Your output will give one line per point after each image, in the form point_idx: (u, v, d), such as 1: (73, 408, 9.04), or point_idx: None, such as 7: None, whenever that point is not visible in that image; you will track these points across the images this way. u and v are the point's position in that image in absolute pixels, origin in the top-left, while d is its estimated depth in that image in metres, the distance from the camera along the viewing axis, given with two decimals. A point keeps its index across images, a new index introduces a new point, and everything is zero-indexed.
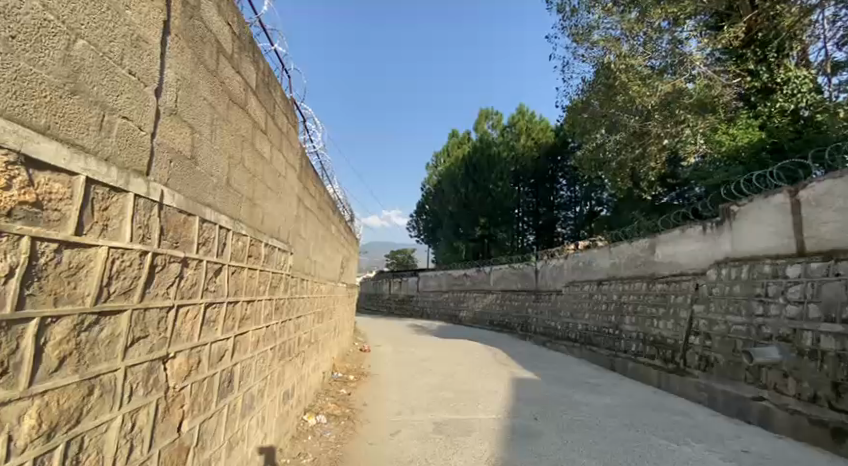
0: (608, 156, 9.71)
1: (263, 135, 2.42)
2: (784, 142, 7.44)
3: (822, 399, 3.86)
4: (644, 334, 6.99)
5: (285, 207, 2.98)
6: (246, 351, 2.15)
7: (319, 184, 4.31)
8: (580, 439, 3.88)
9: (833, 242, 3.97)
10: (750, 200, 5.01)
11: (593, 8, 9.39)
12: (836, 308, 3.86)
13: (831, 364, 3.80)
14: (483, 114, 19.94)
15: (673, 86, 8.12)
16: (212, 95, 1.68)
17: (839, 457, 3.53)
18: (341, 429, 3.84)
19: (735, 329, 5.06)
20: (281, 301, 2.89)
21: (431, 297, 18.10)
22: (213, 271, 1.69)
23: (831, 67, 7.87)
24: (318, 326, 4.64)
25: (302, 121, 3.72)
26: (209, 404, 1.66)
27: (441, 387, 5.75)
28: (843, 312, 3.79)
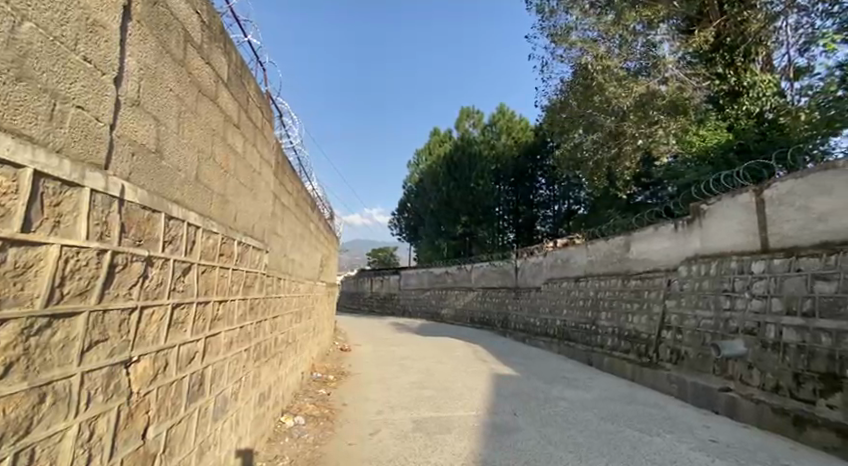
0: (585, 155, 9.85)
1: (236, 129, 2.34)
2: (751, 143, 7.71)
3: (784, 388, 4.01)
4: (619, 329, 7.13)
5: (261, 204, 2.90)
6: (217, 353, 2.07)
7: (296, 180, 4.23)
8: (557, 434, 3.91)
9: (795, 239, 4.12)
10: (718, 199, 5.15)
11: (571, 9, 9.57)
12: (797, 302, 4.01)
13: (793, 355, 3.95)
14: (465, 113, 20.06)
15: (647, 88, 8.37)
16: (179, 85, 1.60)
17: (799, 444, 3.67)
18: (318, 431, 3.77)
19: (705, 323, 5.20)
20: (256, 300, 2.82)
21: (412, 295, 18.06)
22: (181, 271, 1.62)
23: (793, 72, 8.09)
24: (295, 326, 4.55)
25: (279, 116, 3.63)
26: (177, 409, 1.59)
27: (421, 384, 5.74)
28: (804, 305, 3.94)
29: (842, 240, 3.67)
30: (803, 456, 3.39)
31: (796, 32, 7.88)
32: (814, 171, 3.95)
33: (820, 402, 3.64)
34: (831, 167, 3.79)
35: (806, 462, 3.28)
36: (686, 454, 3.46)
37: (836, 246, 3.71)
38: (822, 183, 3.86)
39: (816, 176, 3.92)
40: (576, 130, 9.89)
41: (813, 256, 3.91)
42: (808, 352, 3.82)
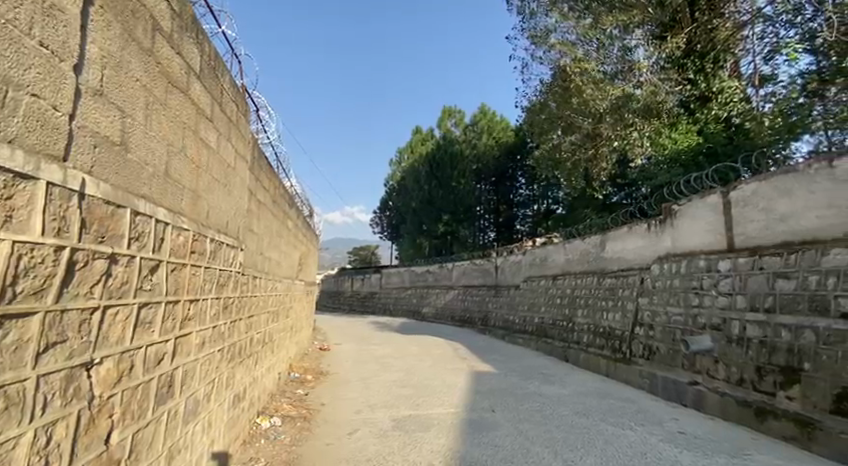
0: (563, 156, 10.00)
1: (208, 123, 2.27)
2: (719, 147, 7.87)
3: (747, 381, 4.15)
4: (595, 326, 7.26)
5: (235, 201, 2.83)
6: (189, 353, 2.01)
7: (273, 177, 4.15)
8: (533, 429, 3.96)
9: (759, 238, 4.28)
10: (688, 200, 5.30)
11: (551, 11, 9.70)
12: (760, 299, 4.15)
13: (756, 349, 4.09)
14: (447, 111, 20.04)
15: (622, 91, 8.55)
16: (147, 75, 1.54)
17: (761, 434, 3.81)
18: (295, 431, 3.71)
19: (675, 320, 5.34)
20: (230, 299, 2.75)
21: (393, 293, 18.01)
22: (149, 268, 1.56)
23: (759, 80, 7.89)
24: (272, 325, 4.46)
25: (255, 111, 3.54)
26: (144, 412, 1.53)
27: (401, 383, 5.72)
28: (766, 302, 4.08)
29: (801, 239, 3.83)
30: (766, 446, 3.52)
31: (762, 41, 7.48)
32: (776, 174, 4.11)
33: (781, 394, 3.79)
34: (792, 171, 3.96)
35: (768, 451, 3.41)
36: (655, 445, 3.55)
37: (796, 245, 3.87)
38: (784, 185, 4.03)
39: (778, 179, 4.08)
40: (555, 131, 10.03)
41: (774, 255, 4.06)
42: (769, 347, 3.96)
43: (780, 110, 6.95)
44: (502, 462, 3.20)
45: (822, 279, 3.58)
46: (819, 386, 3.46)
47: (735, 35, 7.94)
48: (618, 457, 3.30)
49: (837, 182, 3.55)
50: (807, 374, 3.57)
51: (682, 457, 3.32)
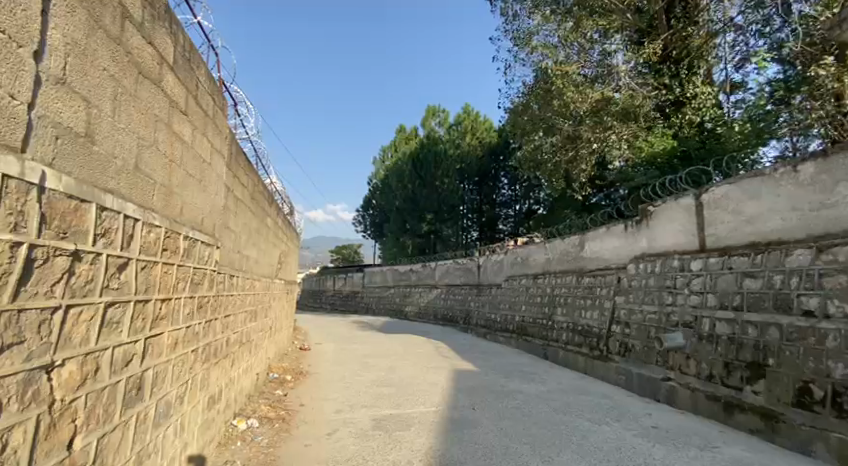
0: (544, 157, 10.01)
1: (183, 117, 2.20)
2: (692, 150, 8.05)
3: (716, 377, 4.26)
4: (573, 324, 7.36)
5: (211, 198, 2.75)
6: (160, 354, 1.94)
7: (252, 173, 4.06)
8: (512, 426, 3.99)
9: (729, 239, 4.40)
10: (663, 202, 5.40)
11: (533, 14, 9.78)
12: (729, 297, 4.27)
13: (725, 346, 4.21)
14: (430, 111, 20.01)
15: (602, 95, 8.75)
16: (115, 65, 1.48)
17: (730, 428, 3.93)
18: (273, 433, 3.64)
19: (650, 318, 5.44)
20: (205, 298, 2.67)
21: (376, 292, 17.92)
22: (116, 266, 1.50)
23: (730, 86, 8.67)
24: (250, 325, 4.37)
25: (232, 105, 3.44)
26: (111, 415, 1.47)
27: (383, 382, 5.69)
28: (735, 300, 4.21)
29: (767, 240, 3.96)
30: (734, 439, 3.62)
31: (734, 49, 8.38)
32: (745, 177, 4.23)
33: (747, 389, 3.91)
34: (759, 174, 4.08)
35: (736, 444, 3.51)
36: (630, 440, 3.61)
37: (763, 246, 3.99)
38: (751, 188, 4.15)
39: (747, 182, 4.20)
40: (537, 132, 10.13)
41: (743, 255, 4.18)
42: (737, 343, 4.08)
43: (749, 117, 7.22)
44: (481, 459, 3.21)
45: (787, 278, 3.70)
46: (784, 381, 3.58)
47: (709, 42, 8.38)
48: (595, 453, 3.34)
49: (801, 186, 3.67)
50: (771, 369, 3.69)
51: (655, 451, 3.38)
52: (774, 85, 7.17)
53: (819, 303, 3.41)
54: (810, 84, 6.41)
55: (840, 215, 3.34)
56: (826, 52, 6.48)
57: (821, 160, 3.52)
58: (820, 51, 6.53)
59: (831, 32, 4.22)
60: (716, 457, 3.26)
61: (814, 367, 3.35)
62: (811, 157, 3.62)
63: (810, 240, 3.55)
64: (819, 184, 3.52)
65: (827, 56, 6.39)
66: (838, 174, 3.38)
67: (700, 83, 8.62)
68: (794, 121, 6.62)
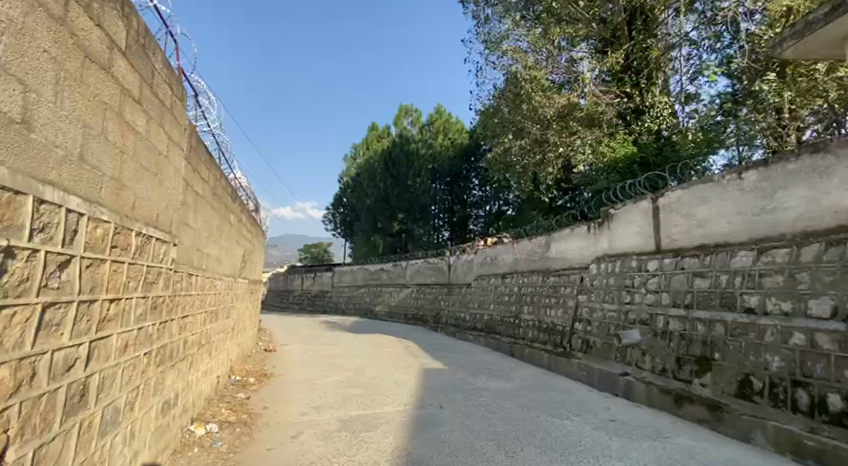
0: (513, 160, 10.06)
1: (136, 106, 2.08)
2: (650, 157, 8.31)
3: (669, 371, 4.44)
4: (539, 322, 7.51)
5: (169, 192, 2.63)
6: (107, 358, 1.83)
7: (214, 167, 3.91)
8: (479, 423, 4.02)
9: (681, 242, 4.62)
10: (623, 205, 5.60)
11: (504, 18, 10.00)
12: (681, 296, 4.47)
13: (677, 341, 4.38)
14: (402, 110, 19.93)
15: (568, 101, 8.90)
16: (56, 47, 1.36)
17: (679, 418, 4.06)
18: (234, 437, 3.51)
19: (609, 316, 5.60)
20: (160, 298, 2.54)
21: (345, 292, 17.68)
22: (57, 264, 1.39)
23: (685, 98, 9.24)
24: (210, 326, 4.20)
25: (193, 96, 3.28)
26: (50, 424, 1.36)
27: (350, 383, 5.61)
28: (686, 298, 4.41)
29: (715, 242, 4.18)
30: (682, 428, 3.78)
31: (688, 62, 9.11)
32: (696, 183, 4.45)
33: (696, 382, 4.08)
34: (709, 180, 4.30)
35: (685, 433, 3.66)
36: (589, 433, 3.70)
37: (712, 248, 4.21)
38: (702, 193, 4.36)
39: (698, 188, 4.42)
40: (506, 135, 10.09)
41: (694, 256, 4.40)
42: (688, 339, 4.26)
43: (701, 126, 8.34)
44: (446, 457, 3.21)
45: (731, 278, 3.92)
46: (728, 373, 3.77)
47: (666, 55, 8.95)
48: (556, 447, 3.41)
49: (744, 192, 3.90)
50: (717, 362, 3.88)
51: (612, 443, 3.48)
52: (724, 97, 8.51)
53: (759, 301, 3.62)
54: (756, 99, 7.57)
55: (779, 219, 3.56)
56: (768, 68, 7.70)
57: (763, 168, 3.74)
58: (764, 67, 7.76)
59: (772, 50, 4.52)
60: (666, 446, 3.39)
61: (754, 360, 3.54)
62: (753, 165, 3.84)
63: (752, 242, 3.78)
64: (760, 191, 3.74)
65: (770, 71, 7.67)
66: (777, 181, 3.60)
67: (658, 92, 9.08)
68: (742, 133, 7.65)
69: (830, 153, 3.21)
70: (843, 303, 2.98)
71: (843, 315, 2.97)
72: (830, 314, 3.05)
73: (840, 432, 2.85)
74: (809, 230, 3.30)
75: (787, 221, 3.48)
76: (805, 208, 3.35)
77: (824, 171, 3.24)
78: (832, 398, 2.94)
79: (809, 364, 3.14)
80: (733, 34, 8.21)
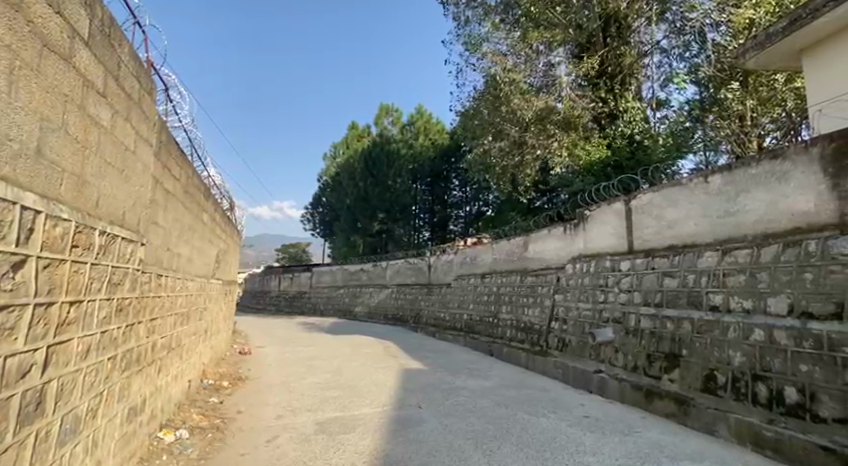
0: (493, 161, 10.06)
1: (100, 99, 1.99)
2: (623, 161, 8.58)
3: (640, 367, 4.52)
4: (517, 321, 7.57)
5: (136, 189, 2.52)
6: (68, 364, 1.73)
7: (186, 164, 3.80)
8: (457, 422, 4.00)
9: (652, 242, 4.74)
10: (598, 206, 5.71)
11: (484, 21, 10.10)
12: (651, 294, 4.58)
13: (647, 339, 4.48)
14: (384, 110, 19.80)
15: (547, 104, 9.01)
16: (11, 34, 1.28)
17: (649, 413, 4.14)
18: (205, 444, 3.40)
19: (584, 314, 5.69)
20: (126, 300, 2.43)
21: (324, 293, 17.44)
22: (9, 264, 1.31)
23: (656, 103, 9.55)
24: (181, 328, 4.05)
25: (163, 90, 3.17)
26: (1, 435, 1.27)
27: (328, 384, 5.53)
28: (656, 297, 4.51)
29: (684, 243, 4.30)
30: (651, 423, 3.86)
31: (658, 70, 9.45)
32: (666, 186, 4.57)
33: (665, 378, 4.17)
34: (677, 184, 4.43)
35: (654, 428, 3.73)
36: (564, 430, 3.73)
37: (680, 248, 4.33)
38: (671, 196, 4.49)
39: (667, 190, 4.55)
40: (485, 136, 10.05)
41: (664, 256, 4.51)
42: (658, 336, 4.36)
43: (672, 132, 8.71)
44: (424, 457, 3.19)
45: (698, 278, 4.04)
46: (694, 369, 3.87)
47: (639, 62, 9.30)
48: (532, 444, 3.42)
49: (710, 195, 4.02)
50: (684, 359, 3.98)
51: (585, 438, 3.52)
52: (692, 105, 9.14)
53: (723, 299, 3.74)
54: (720, 107, 8.77)
55: (741, 221, 3.69)
56: (732, 77, 8.46)
57: (726, 173, 3.86)
58: (728, 76, 8.47)
59: None
60: (636, 440, 3.45)
61: (718, 356, 3.65)
62: (718, 169, 3.97)
63: (717, 243, 3.91)
64: (725, 194, 3.87)
65: (733, 80, 8.47)
66: (739, 185, 3.73)
67: (631, 99, 9.24)
68: (709, 138, 8.80)
69: (787, 160, 3.35)
70: (799, 300, 3.11)
71: (798, 311, 3.10)
72: (787, 311, 3.18)
73: (796, 423, 2.96)
74: (769, 232, 3.44)
75: (749, 223, 3.61)
76: (765, 211, 3.49)
77: (782, 176, 3.38)
78: (788, 391, 3.06)
79: (768, 359, 3.25)
80: (699, 45, 8.66)
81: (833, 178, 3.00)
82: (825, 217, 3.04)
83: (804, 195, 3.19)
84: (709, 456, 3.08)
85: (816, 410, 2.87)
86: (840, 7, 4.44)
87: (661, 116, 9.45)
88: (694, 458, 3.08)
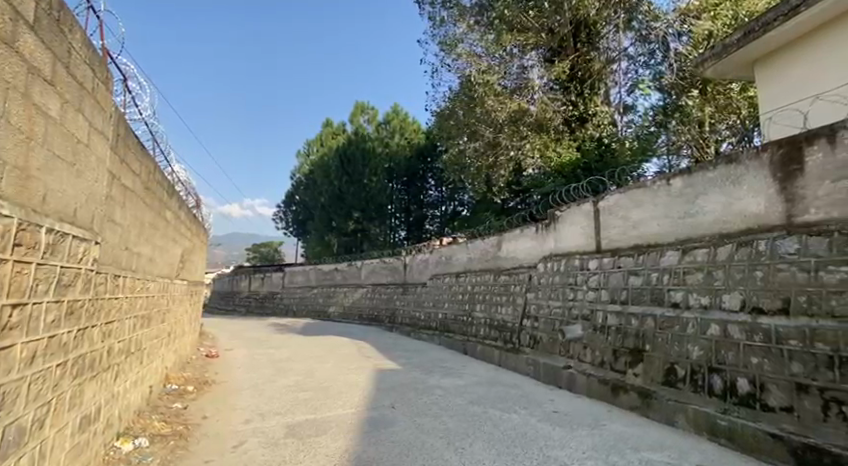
0: (468, 161, 10.15)
1: (48, 87, 1.85)
2: (592, 163, 8.78)
3: (606, 363, 4.61)
4: (490, 319, 7.62)
5: (90, 184, 2.37)
6: (9, 373, 1.60)
7: (147, 158, 3.62)
8: (431, 421, 3.98)
9: (618, 242, 4.86)
10: (568, 206, 5.82)
11: (458, 22, 10.12)
12: (617, 292, 4.69)
13: (614, 335, 4.57)
14: (359, 107, 19.57)
15: (520, 106, 9.08)
16: None
17: (615, 407, 4.22)
18: (166, 452, 3.25)
19: (555, 312, 5.78)
20: (78, 303, 2.29)
21: (297, 293, 17.10)
22: None
23: (623, 108, 9.77)
24: (141, 331, 3.86)
25: (121, 79, 2.99)
26: None
27: (300, 387, 5.41)
28: (622, 295, 4.62)
29: (647, 243, 4.42)
30: (617, 416, 3.94)
31: (626, 76, 9.75)
32: (632, 188, 4.69)
33: (629, 373, 4.27)
34: (641, 186, 4.55)
35: (619, 421, 3.81)
36: (534, 425, 3.77)
37: (644, 248, 4.45)
38: (636, 197, 4.61)
39: (632, 192, 4.67)
40: (461, 137, 10.15)
41: (630, 255, 4.63)
42: (624, 332, 4.45)
43: (637, 137, 9.01)
44: (397, 457, 3.14)
45: (660, 276, 4.16)
46: (656, 363, 3.97)
47: (607, 68, 9.54)
48: (503, 440, 3.44)
49: (672, 197, 4.15)
50: (648, 353, 4.08)
51: (554, 433, 3.57)
52: (656, 109, 9.30)
53: (683, 296, 3.86)
54: (681, 113, 8.96)
55: (700, 222, 3.82)
56: (692, 85, 8.72)
57: (687, 176, 4.00)
58: (688, 84, 8.74)
59: None
60: (602, 433, 3.52)
61: (678, 350, 3.76)
62: (679, 172, 4.11)
63: (678, 243, 4.04)
64: (685, 196, 4.00)
65: (693, 89, 8.74)
66: (698, 188, 3.86)
67: (599, 102, 9.51)
68: (670, 144, 9.15)
69: (741, 164, 3.49)
70: (751, 296, 3.24)
71: (750, 307, 3.23)
72: (740, 307, 3.31)
73: (747, 412, 3.07)
74: (724, 232, 3.58)
75: (707, 223, 3.74)
76: (721, 212, 3.63)
77: (736, 179, 3.52)
78: (740, 382, 3.17)
79: (722, 352, 3.37)
80: (663, 54, 9.11)
81: (782, 182, 3.15)
82: (775, 218, 3.19)
83: (755, 198, 3.34)
84: (669, 445, 3.17)
85: (765, 399, 2.98)
86: (792, 20, 4.68)
87: (627, 120, 9.70)
88: (655, 448, 3.16)
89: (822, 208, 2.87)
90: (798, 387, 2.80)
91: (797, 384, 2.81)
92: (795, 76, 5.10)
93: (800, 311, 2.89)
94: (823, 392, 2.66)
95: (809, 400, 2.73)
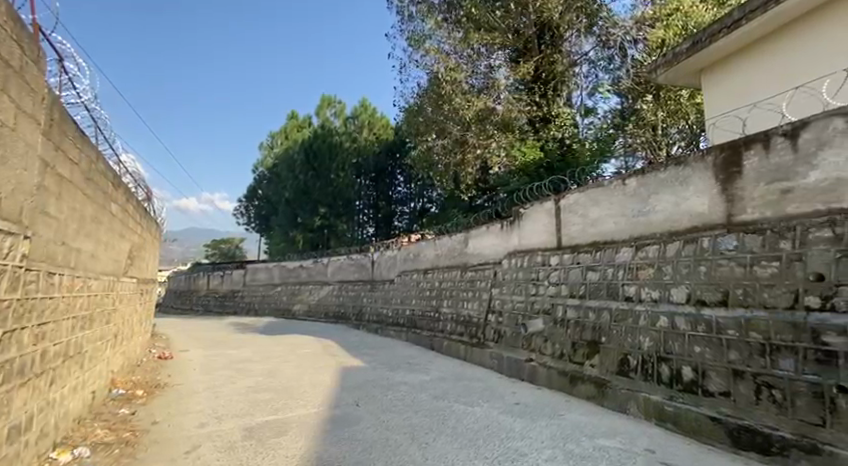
0: (436, 158, 10.13)
1: None
2: (554, 162, 8.95)
3: (565, 355, 4.70)
4: (457, 314, 7.65)
5: (17, 172, 2.16)
6: None
7: (87, 146, 3.35)
8: (395, 417, 3.94)
9: (577, 239, 4.97)
10: (531, 204, 5.90)
11: (426, 18, 10.08)
12: (576, 287, 4.80)
13: (573, 328, 4.68)
14: (325, 100, 18.82)
15: (486, 104, 9.12)
16: None
17: (572, 397, 4.32)
18: (109, 461, 3.03)
19: (518, 306, 5.86)
20: (3, 303, 2.08)
21: (260, 291, 16.57)
22: None
23: (584, 111, 9.94)
24: (81, 333, 3.57)
25: (56, 60, 2.75)
26: None
27: (260, 388, 5.21)
28: (580, 290, 4.73)
29: (604, 240, 4.54)
30: (574, 406, 4.03)
31: (587, 79, 10.00)
32: (590, 186, 4.79)
33: (586, 364, 4.36)
34: (599, 185, 4.66)
35: (575, 410, 3.90)
36: (496, 417, 3.80)
37: (601, 245, 4.57)
38: (594, 196, 4.72)
39: (591, 190, 4.78)
40: (429, 134, 10.11)
41: (588, 251, 4.74)
42: (582, 325, 4.56)
43: (596, 137, 9.49)
44: (360, 455, 3.08)
45: (615, 271, 4.28)
46: (611, 354, 4.09)
47: (570, 70, 9.76)
48: (465, 434, 3.43)
49: (627, 196, 4.28)
50: (604, 345, 4.19)
51: (515, 424, 3.60)
52: (614, 112, 9.75)
53: (636, 290, 3.99)
54: (637, 116, 9.36)
55: (652, 220, 3.95)
56: (647, 91, 9.07)
57: (641, 176, 4.13)
58: (643, 90, 9.09)
59: None
60: (560, 423, 3.58)
61: (631, 341, 3.89)
62: (634, 172, 4.23)
63: (632, 240, 4.17)
64: (639, 195, 4.13)
65: (648, 94, 9.07)
66: (651, 187, 4.00)
67: (562, 104, 9.76)
68: (626, 145, 9.52)
69: (688, 166, 3.63)
70: (695, 290, 3.38)
71: (694, 299, 3.37)
72: (686, 299, 3.45)
73: (690, 398, 3.21)
74: (673, 230, 3.72)
75: (658, 222, 3.88)
76: (670, 211, 3.77)
77: (684, 179, 3.66)
78: (685, 370, 3.31)
79: (670, 342, 3.50)
80: (621, 58, 9.46)
81: (724, 183, 3.30)
82: (717, 217, 3.34)
83: (701, 197, 3.48)
84: (622, 432, 3.27)
85: (706, 386, 3.12)
86: (734, 32, 4.94)
87: (588, 122, 9.87)
88: (609, 434, 3.25)
89: (757, 208, 3.04)
90: (734, 373, 2.95)
91: (733, 370, 2.95)
92: (735, 84, 5.40)
93: (737, 303, 3.04)
94: (756, 378, 2.80)
95: (744, 385, 2.87)
